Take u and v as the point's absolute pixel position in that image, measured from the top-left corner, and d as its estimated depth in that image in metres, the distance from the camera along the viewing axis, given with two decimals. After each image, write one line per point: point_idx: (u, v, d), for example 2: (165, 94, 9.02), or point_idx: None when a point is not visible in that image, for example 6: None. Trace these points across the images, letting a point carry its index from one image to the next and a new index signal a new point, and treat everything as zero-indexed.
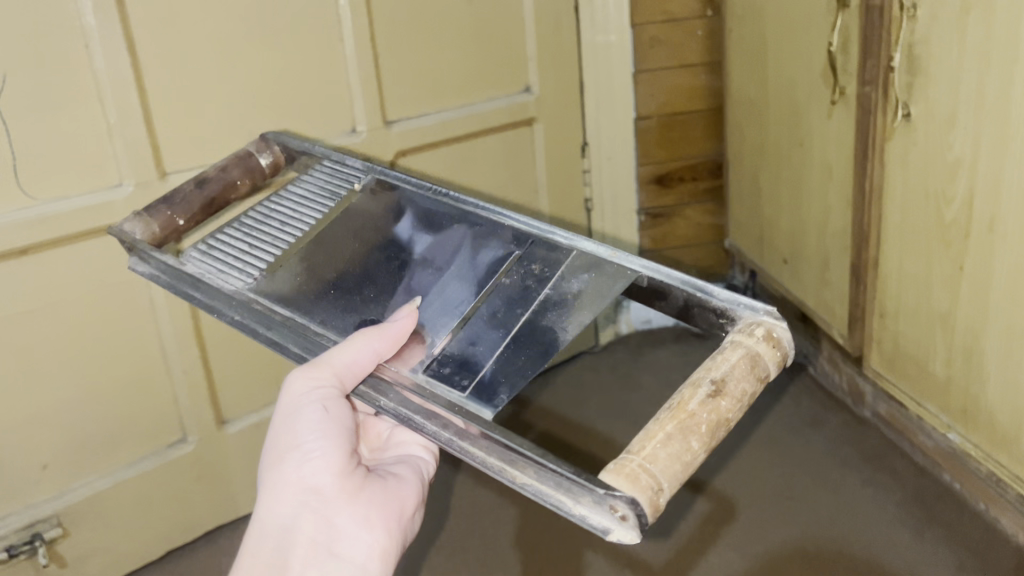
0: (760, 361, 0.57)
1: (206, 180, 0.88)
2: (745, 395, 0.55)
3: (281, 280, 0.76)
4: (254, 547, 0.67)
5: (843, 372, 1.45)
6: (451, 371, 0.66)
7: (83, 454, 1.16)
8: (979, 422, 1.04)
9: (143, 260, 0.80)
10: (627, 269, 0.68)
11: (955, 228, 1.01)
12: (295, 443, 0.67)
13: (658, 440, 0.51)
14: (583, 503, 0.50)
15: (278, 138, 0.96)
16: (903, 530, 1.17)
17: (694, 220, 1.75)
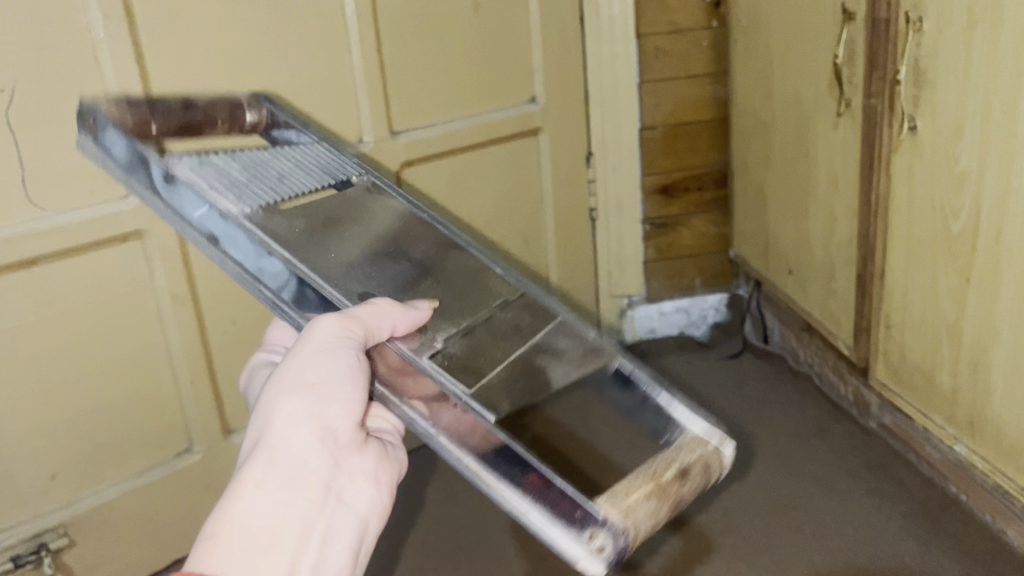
0: (712, 469, 0.64)
1: (188, 112, 0.94)
2: (694, 490, 0.62)
3: (272, 222, 0.73)
4: (254, 478, 0.60)
5: (848, 382, 1.45)
6: (456, 369, 0.67)
7: (90, 464, 1.16)
8: (985, 434, 1.04)
9: (92, 142, 0.78)
10: (609, 350, 0.74)
11: (961, 240, 1.01)
12: (322, 381, 0.63)
13: (642, 495, 0.58)
14: (556, 528, 0.56)
15: (273, 102, 0.97)
16: (910, 542, 1.17)
17: (698, 230, 1.75)
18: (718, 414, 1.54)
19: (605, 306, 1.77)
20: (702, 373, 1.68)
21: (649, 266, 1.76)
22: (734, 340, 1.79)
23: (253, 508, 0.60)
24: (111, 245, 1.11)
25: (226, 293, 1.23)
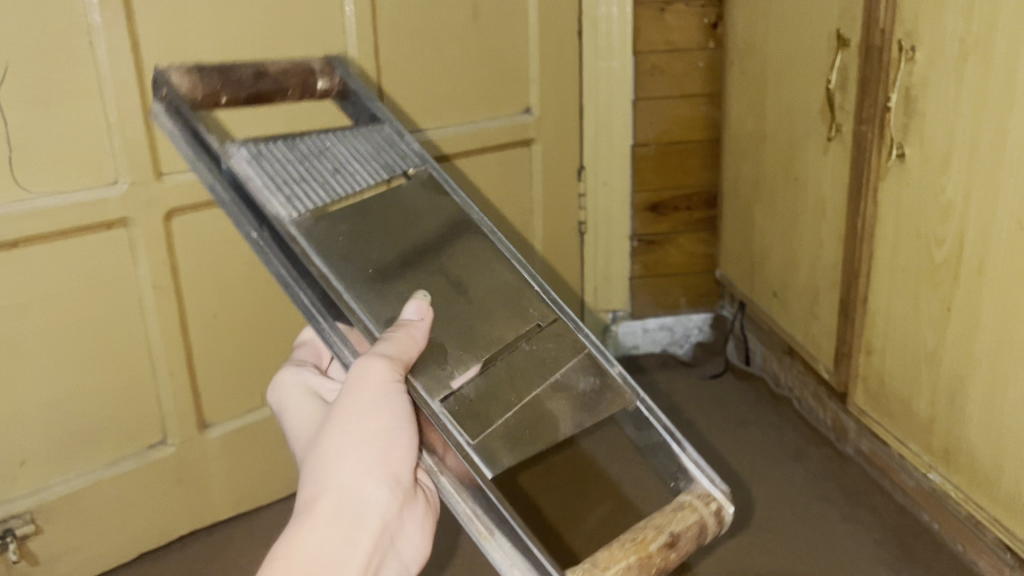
0: (706, 527, 0.76)
1: (264, 75, 0.90)
2: (688, 543, 0.74)
3: (325, 228, 0.76)
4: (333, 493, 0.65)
5: (827, 408, 1.45)
6: (462, 411, 0.70)
7: (62, 452, 1.15)
8: (960, 462, 1.04)
9: (183, 123, 0.80)
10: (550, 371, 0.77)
11: (943, 269, 1.02)
12: (387, 436, 0.67)
13: (622, 565, 0.69)
14: (690, 494, 0.78)
15: (343, 68, 0.97)
16: (880, 567, 1.17)
17: (686, 249, 1.75)
18: (698, 434, 1.53)
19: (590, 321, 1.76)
20: (685, 393, 1.68)
21: (636, 282, 1.76)
22: (716, 360, 1.80)
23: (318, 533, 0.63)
24: (94, 231, 1.10)
25: (210, 289, 1.23)
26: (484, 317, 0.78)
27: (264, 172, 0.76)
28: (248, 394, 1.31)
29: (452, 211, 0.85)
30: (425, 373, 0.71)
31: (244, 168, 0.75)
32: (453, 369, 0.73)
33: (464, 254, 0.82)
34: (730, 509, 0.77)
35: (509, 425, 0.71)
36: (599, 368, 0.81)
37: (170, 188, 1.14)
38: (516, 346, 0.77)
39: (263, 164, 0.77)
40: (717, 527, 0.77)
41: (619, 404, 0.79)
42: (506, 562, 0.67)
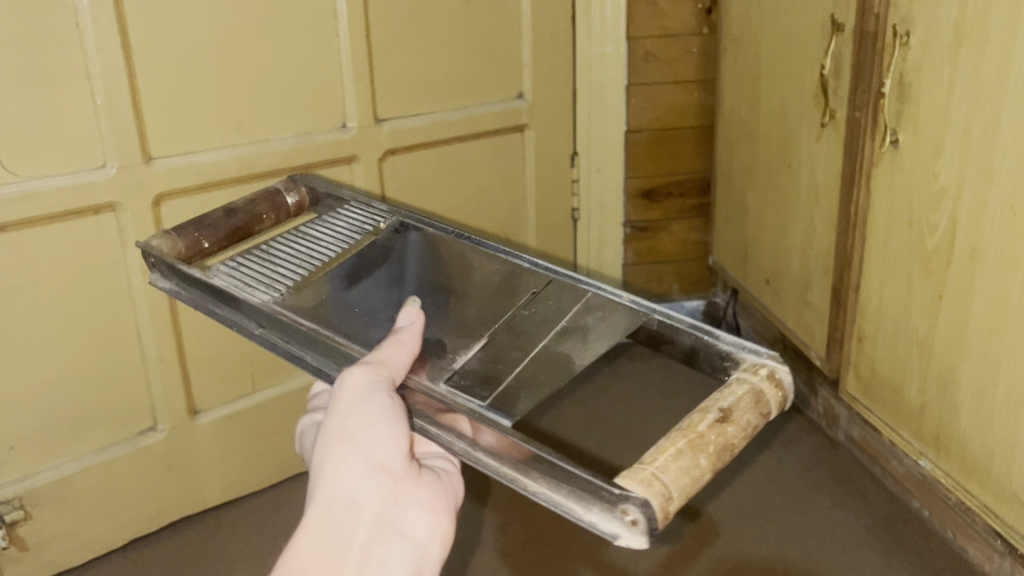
0: (764, 400, 0.61)
1: (234, 210, 0.92)
2: (750, 425, 0.59)
3: (308, 298, 0.79)
4: (327, 498, 0.64)
5: (819, 395, 1.45)
6: (471, 382, 0.70)
7: (51, 437, 1.15)
8: (950, 449, 1.05)
9: (161, 275, 0.84)
10: (555, 321, 0.77)
11: (936, 256, 1.02)
12: (382, 437, 0.64)
13: (672, 452, 0.54)
14: (737, 372, 0.64)
15: (305, 179, 1.00)
16: (870, 554, 1.17)
17: (680, 236, 1.75)
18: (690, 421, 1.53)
19: None
20: (677, 379, 1.68)
21: (629, 269, 1.76)
22: None
23: (312, 542, 0.62)
24: (83, 216, 1.09)
25: None
26: (481, 313, 0.79)
27: (239, 278, 0.81)
28: (239, 380, 1.31)
29: (426, 239, 0.90)
30: (429, 367, 0.72)
31: (219, 278, 0.80)
32: (454, 355, 0.74)
33: (447, 271, 0.85)
34: (786, 369, 0.63)
35: (522, 376, 0.71)
36: (603, 301, 0.78)
37: (160, 172, 1.13)
38: (515, 314, 0.79)
39: (236, 272, 0.82)
40: (782, 394, 0.62)
41: (632, 319, 0.75)
42: (560, 499, 0.55)
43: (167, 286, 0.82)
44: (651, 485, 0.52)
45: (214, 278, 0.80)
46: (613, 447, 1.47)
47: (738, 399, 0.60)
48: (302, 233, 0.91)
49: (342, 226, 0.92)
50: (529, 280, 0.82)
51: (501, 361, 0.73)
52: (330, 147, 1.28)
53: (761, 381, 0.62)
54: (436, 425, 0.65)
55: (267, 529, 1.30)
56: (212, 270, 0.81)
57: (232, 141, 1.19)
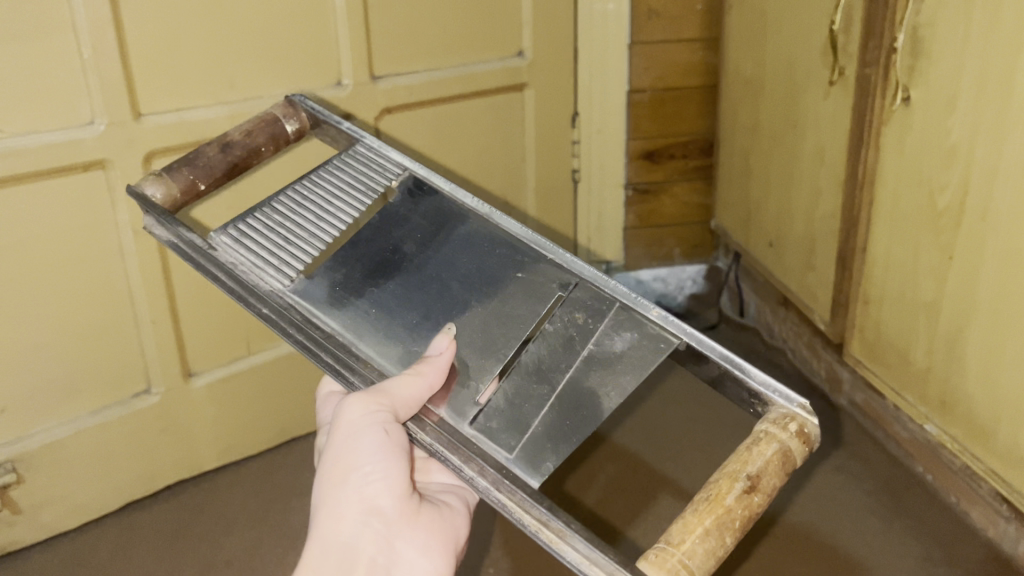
0: (791, 457, 0.64)
1: (230, 144, 0.91)
2: (774, 489, 0.62)
3: (319, 288, 0.80)
4: (325, 537, 0.69)
5: (821, 358, 1.44)
6: (499, 426, 0.71)
7: (42, 400, 1.13)
8: (956, 412, 1.03)
9: (163, 226, 0.82)
10: (579, 346, 0.73)
11: (945, 217, 1.00)
12: (376, 476, 0.70)
13: (700, 534, 0.58)
14: (765, 422, 0.67)
15: (304, 102, 0.98)
16: (872, 519, 1.16)
17: (681, 198, 1.72)
18: (690, 385, 1.52)
19: None
20: None
21: (630, 233, 1.73)
22: (710, 313, 1.79)
23: None
24: (71, 173, 1.06)
25: None
26: (501, 317, 0.77)
27: (246, 254, 0.79)
28: (233, 343, 1.29)
29: (444, 210, 0.86)
30: (452, 398, 0.74)
31: (226, 254, 0.79)
32: (477, 382, 0.73)
33: (464, 248, 0.83)
34: (816, 423, 0.66)
35: (548, 423, 0.70)
36: (633, 321, 0.75)
37: (149, 129, 1.10)
38: (538, 331, 0.75)
39: (244, 245, 0.80)
40: (808, 448, 0.65)
41: (663, 350, 0.72)
42: (585, 561, 0.60)
43: (160, 234, 0.83)
44: None
45: (221, 256, 0.79)
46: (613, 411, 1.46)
47: (765, 463, 0.63)
48: (313, 185, 0.86)
49: (353, 180, 0.87)
50: (554, 278, 0.79)
51: (529, 397, 0.72)
52: (325, 104, 1.25)
53: (789, 438, 0.65)
54: (456, 454, 0.68)
55: (263, 493, 1.28)
56: (218, 241, 0.80)
57: (224, 98, 1.16)
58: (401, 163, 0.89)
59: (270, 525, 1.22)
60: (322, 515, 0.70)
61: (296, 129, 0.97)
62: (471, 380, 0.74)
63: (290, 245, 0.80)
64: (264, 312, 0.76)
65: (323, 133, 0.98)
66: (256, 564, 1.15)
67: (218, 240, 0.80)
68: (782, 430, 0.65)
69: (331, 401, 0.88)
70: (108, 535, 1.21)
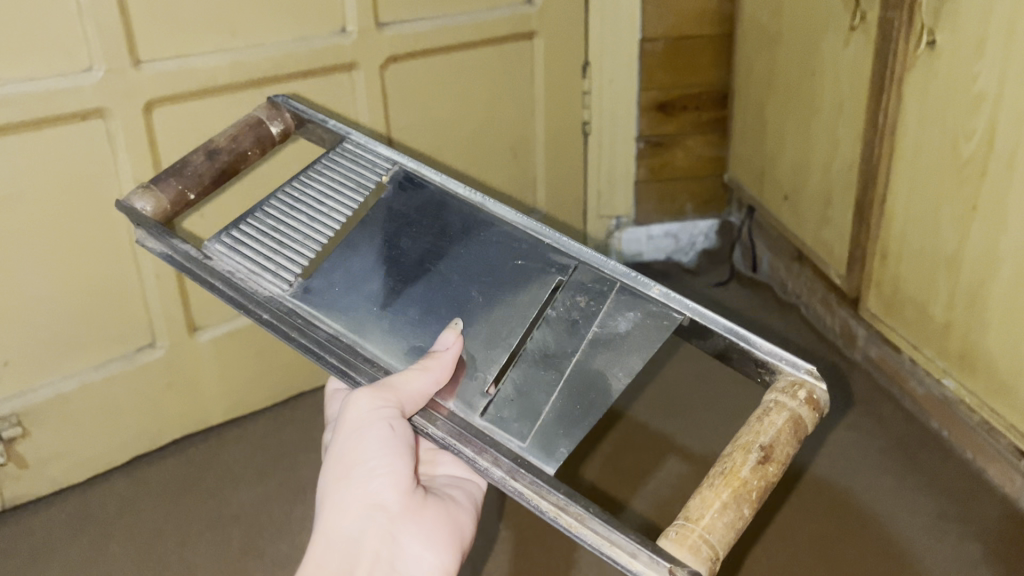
0: (802, 425, 0.64)
1: (216, 151, 0.89)
2: (788, 458, 0.62)
3: (319, 289, 0.79)
4: (327, 534, 0.68)
5: (836, 314, 1.42)
6: (511, 415, 0.69)
7: (46, 353, 1.12)
8: (976, 367, 1.01)
9: (154, 237, 0.80)
10: (582, 330, 0.72)
11: (970, 166, 0.96)
12: (381, 471, 0.68)
13: (717, 508, 0.57)
14: (775, 390, 0.67)
15: (287, 101, 0.95)
16: (886, 476, 1.15)
17: (694, 151, 1.68)
18: None
19: (592, 227, 1.70)
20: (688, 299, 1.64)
21: (641, 187, 1.70)
22: (722, 269, 1.76)
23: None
24: (69, 122, 1.04)
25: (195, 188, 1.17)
26: (504, 308, 0.75)
27: (242, 261, 0.79)
28: None
29: (438, 201, 0.85)
30: (460, 390, 0.71)
31: (221, 263, 0.78)
32: (485, 373, 0.72)
33: (460, 238, 0.81)
34: (825, 389, 0.66)
35: (560, 408, 0.69)
36: (635, 300, 0.73)
37: (149, 77, 1.07)
38: (543, 318, 0.74)
39: (238, 253, 0.79)
40: (818, 413, 0.65)
41: (667, 327, 0.71)
42: (605, 543, 0.59)
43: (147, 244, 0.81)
44: (700, 551, 0.55)
45: (215, 267, 0.78)
46: None
47: (777, 433, 0.62)
48: (305, 181, 0.85)
49: (344, 173, 0.86)
50: (553, 262, 0.78)
51: (540, 383, 0.70)
52: (329, 52, 1.21)
53: (797, 404, 0.65)
54: (468, 446, 0.67)
55: (270, 447, 1.28)
56: (213, 248, 0.79)
57: (225, 44, 1.13)
58: (389, 151, 0.88)
59: (278, 479, 1.21)
60: (326, 511, 0.68)
61: (282, 130, 0.95)
62: (479, 369, 0.72)
63: (285, 249, 0.80)
64: (265, 318, 0.75)
65: (308, 132, 0.95)
66: (264, 518, 1.14)
67: (213, 249, 0.79)
68: (791, 396, 0.65)
69: (337, 397, 0.86)
70: (116, 489, 1.21)
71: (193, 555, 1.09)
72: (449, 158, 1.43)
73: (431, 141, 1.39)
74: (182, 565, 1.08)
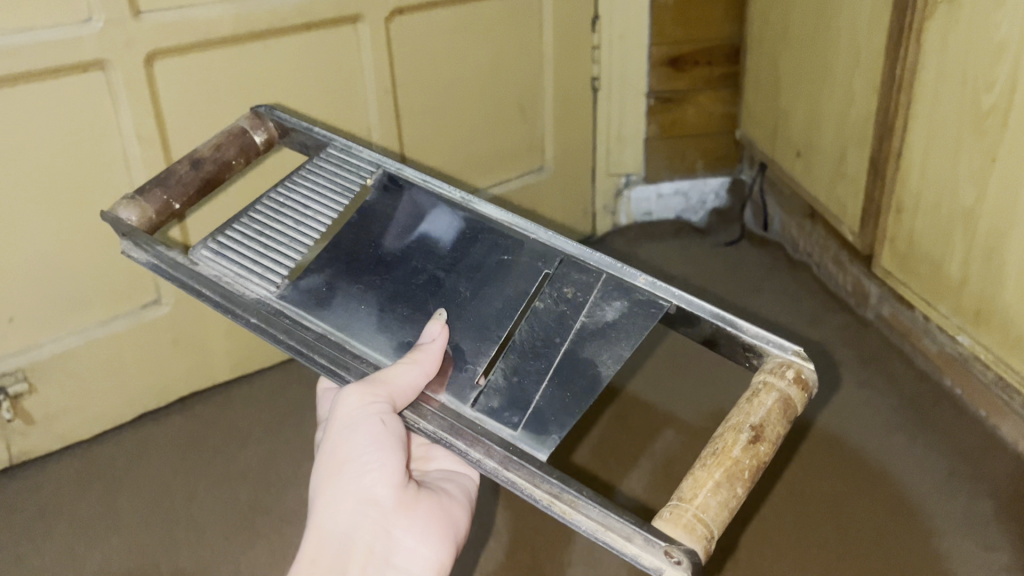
0: (792, 404, 0.61)
1: (200, 160, 0.85)
2: (779, 437, 0.59)
3: (307, 288, 0.76)
4: (319, 528, 0.67)
5: (848, 272, 1.40)
6: (501, 405, 0.66)
7: (51, 310, 1.11)
8: (992, 323, 0.99)
9: (141, 248, 0.77)
10: (569, 320, 0.70)
11: (990, 118, 0.94)
12: (373, 466, 0.66)
13: (709, 489, 0.55)
14: (763, 371, 0.64)
15: (272, 111, 0.92)
16: (896, 434, 1.14)
17: (706, 108, 1.64)
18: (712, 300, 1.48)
19: (601, 185, 1.69)
20: (697, 259, 1.62)
21: (650, 144, 1.67)
22: (733, 228, 1.72)
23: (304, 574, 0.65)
24: (69, 74, 1.02)
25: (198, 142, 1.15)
26: (493, 303, 0.72)
27: (229, 266, 0.76)
28: None
29: (422, 199, 0.83)
30: (449, 384, 0.68)
31: (206, 268, 0.76)
32: (475, 365, 0.69)
33: (446, 235, 0.79)
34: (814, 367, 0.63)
35: (550, 396, 0.66)
36: (622, 290, 0.71)
37: (149, 28, 1.05)
38: (530, 310, 0.71)
39: (225, 258, 0.77)
40: (808, 393, 0.62)
41: (655, 314, 0.69)
42: (601, 528, 0.56)
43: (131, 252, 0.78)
44: (693, 533, 0.53)
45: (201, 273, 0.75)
46: None
47: (767, 413, 0.59)
48: (289, 188, 0.83)
49: (328, 178, 0.84)
50: (539, 256, 0.75)
51: (531, 373, 0.67)
52: (333, 3, 1.19)
53: (786, 382, 0.62)
54: (461, 439, 0.64)
55: (277, 404, 1.28)
56: (200, 255, 0.77)
57: None
58: (371, 154, 0.86)
59: (285, 436, 1.21)
60: (317, 506, 0.67)
61: (268, 138, 0.91)
62: (468, 363, 0.69)
63: (272, 251, 0.77)
64: (251, 319, 0.72)
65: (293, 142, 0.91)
66: (271, 475, 1.14)
67: (200, 256, 0.77)
68: (778, 374, 0.62)
69: (328, 396, 0.85)
70: (123, 445, 1.21)
71: (200, 510, 1.09)
72: (455, 114, 1.41)
73: (438, 95, 1.37)
74: (189, 520, 1.08)
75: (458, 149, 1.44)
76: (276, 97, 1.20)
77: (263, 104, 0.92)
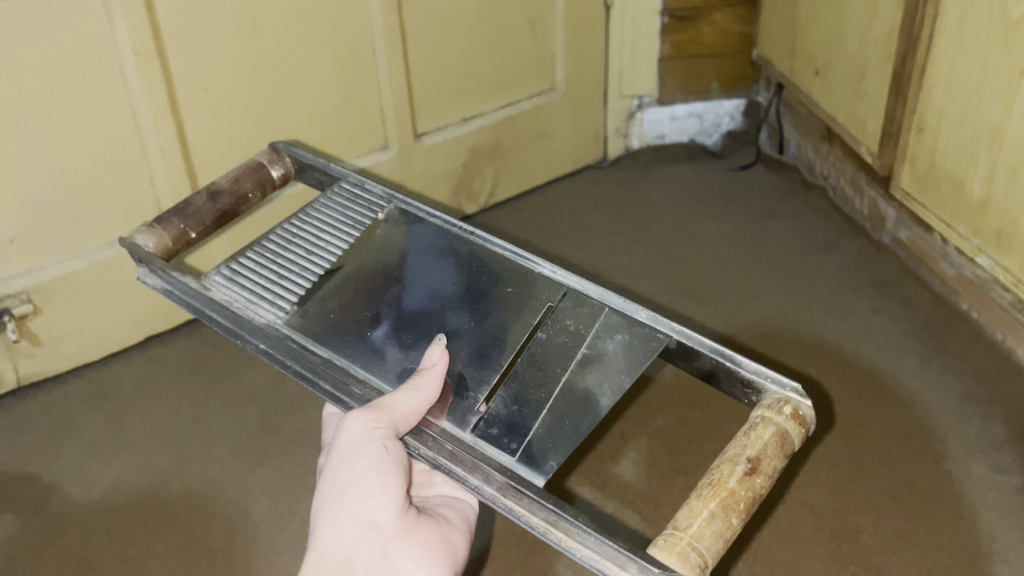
0: (790, 441, 0.60)
1: (218, 192, 0.87)
2: (775, 472, 0.58)
3: (315, 315, 0.77)
4: (318, 554, 0.63)
5: (865, 195, 1.37)
6: (500, 432, 0.67)
7: (52, 231, 1.10)
8: (1014, 243, 0.97)
9: (156, 274, 0.79)
10: (570, 351, 0.71)
11: (1021, 29, 0.89)
12: (374, 489, 0.63)
13: (704, 519, 0.54)
14: (761, 405, 0.63)
15: (290, 147, 0.93)
16: (910, 359, 1.12)
17: (722, 27, 1.58)
18: (725, 224, 1.45)
19: (614, 107, 1.64)
20: (711, 184, 1.59)
21: (664, 64, 1.61)
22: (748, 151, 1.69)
23: None
24: None
25: (197, 57, 1.11)
26: (497, 332, 0.74)
27: (241, 290, 0.78)
28: None
29: (432, 235, 0.85)
30: (451, 409, 0.69)
31: (218, 292, 0.77)
32: (476, 393, 0.70)
33: (454, 267, 0.81)
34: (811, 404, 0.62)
35: (549, 424, 0.67)
36: (624, 322, 0.72)
37: None
38: (532, 341, 0.72)
39: (238, 283, 0.79)
40: (804, 430, 0.61)
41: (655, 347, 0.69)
42: (596, 557, 0.55)
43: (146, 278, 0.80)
44: (687, 559, 0.52)
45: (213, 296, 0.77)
46: (642, 249, 1.40)
47: (764, 446, 0.59)
48: (303, 220, 0.85)
49: (340, 211, 0.86)
50: (544, 289, 0.77)
51: (531, 403, 0.68)
52: None
53: (784, 417, 0.61)
54: (460, 465, 0.64)
55: None
56: (214, 280, 0.79)
57: None
58: (383, 189, 0.89)
59: None
60: (316, 530, 0.63)
61: (286, 175, 0.93)
62: (470, 390, 0.70)
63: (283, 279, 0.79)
64: (260, 346, 0.73)
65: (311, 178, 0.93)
66: (279, 395, 1.14)
67: (214, 280, 0.79)
68: (777, 410, 0.62)
69: (332, 422, 0.83)
70: (130, 367, 1.21)
71: (209, 430, 1.10)
72: (463, 30, 1.36)
73: (445, 10, 1.32)
74: (198, 439, 1.08)
75: (465, 66, 1.40)
76: (276, 10, 1.15)
77: (282, 140, 0.94)
